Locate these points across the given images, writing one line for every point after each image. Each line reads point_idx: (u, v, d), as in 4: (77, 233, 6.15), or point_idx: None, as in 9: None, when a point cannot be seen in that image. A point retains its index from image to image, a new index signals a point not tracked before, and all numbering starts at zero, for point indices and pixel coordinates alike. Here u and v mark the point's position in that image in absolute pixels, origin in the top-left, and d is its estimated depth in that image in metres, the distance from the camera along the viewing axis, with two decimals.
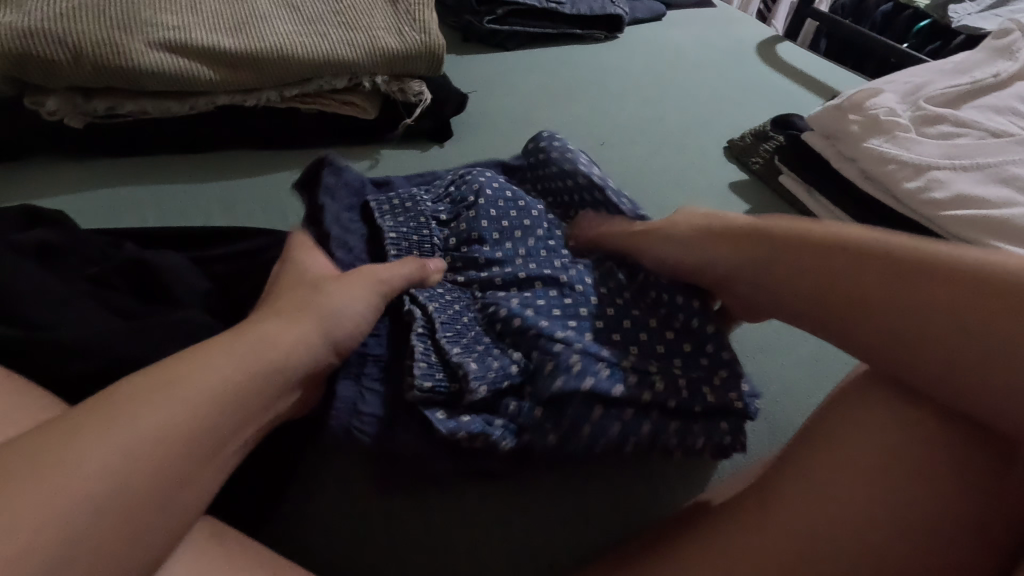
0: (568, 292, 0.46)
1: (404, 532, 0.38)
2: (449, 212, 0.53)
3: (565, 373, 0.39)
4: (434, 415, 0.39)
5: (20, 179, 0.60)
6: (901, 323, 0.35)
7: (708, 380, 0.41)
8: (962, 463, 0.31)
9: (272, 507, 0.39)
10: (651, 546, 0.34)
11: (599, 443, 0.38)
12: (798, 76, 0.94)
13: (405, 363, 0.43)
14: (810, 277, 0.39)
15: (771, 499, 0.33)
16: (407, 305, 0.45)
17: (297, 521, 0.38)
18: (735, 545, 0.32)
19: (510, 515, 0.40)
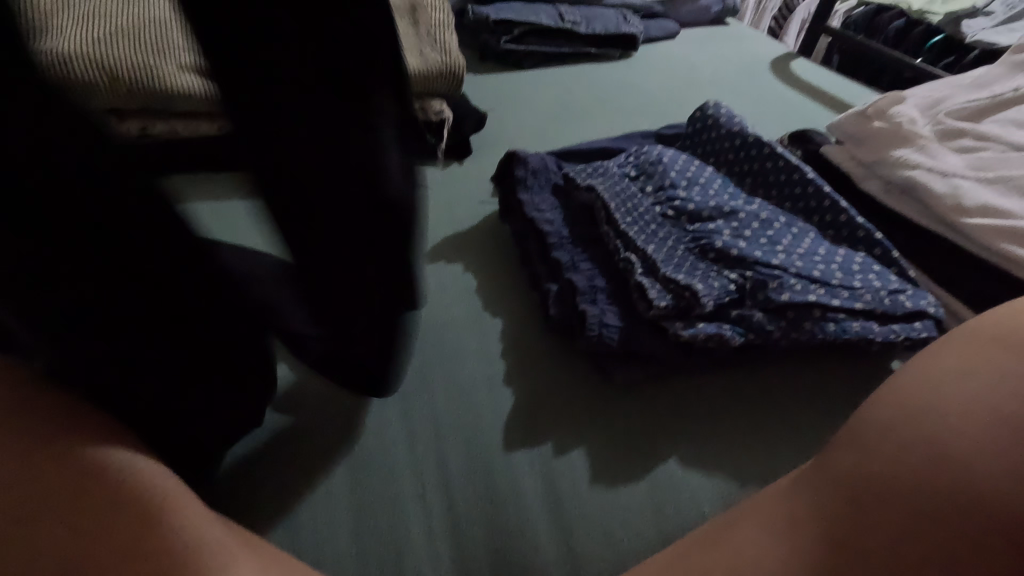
0: (736, 226, 0.51)
1: (426, 530, 0.40)
2: (573, 177, 0.59)
3: (726, 325, 0.46)
4: (605, 361, 0.47)
5: None
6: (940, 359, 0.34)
7: (855, 291, 0.47)
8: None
9: (297, 508, 0.40)
10: (684, 558, 0.35)
11: (732, 337, 0.46)
12: (813, 93, 0.94)
13: (576, 312, 0.50)
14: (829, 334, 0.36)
15: (773, 508, 0.36)
16: (556, 256, 0.54)
17: (319, 524, 0.40)
18: (757, 550, 0.33)
19: (530, 517, 0.41)
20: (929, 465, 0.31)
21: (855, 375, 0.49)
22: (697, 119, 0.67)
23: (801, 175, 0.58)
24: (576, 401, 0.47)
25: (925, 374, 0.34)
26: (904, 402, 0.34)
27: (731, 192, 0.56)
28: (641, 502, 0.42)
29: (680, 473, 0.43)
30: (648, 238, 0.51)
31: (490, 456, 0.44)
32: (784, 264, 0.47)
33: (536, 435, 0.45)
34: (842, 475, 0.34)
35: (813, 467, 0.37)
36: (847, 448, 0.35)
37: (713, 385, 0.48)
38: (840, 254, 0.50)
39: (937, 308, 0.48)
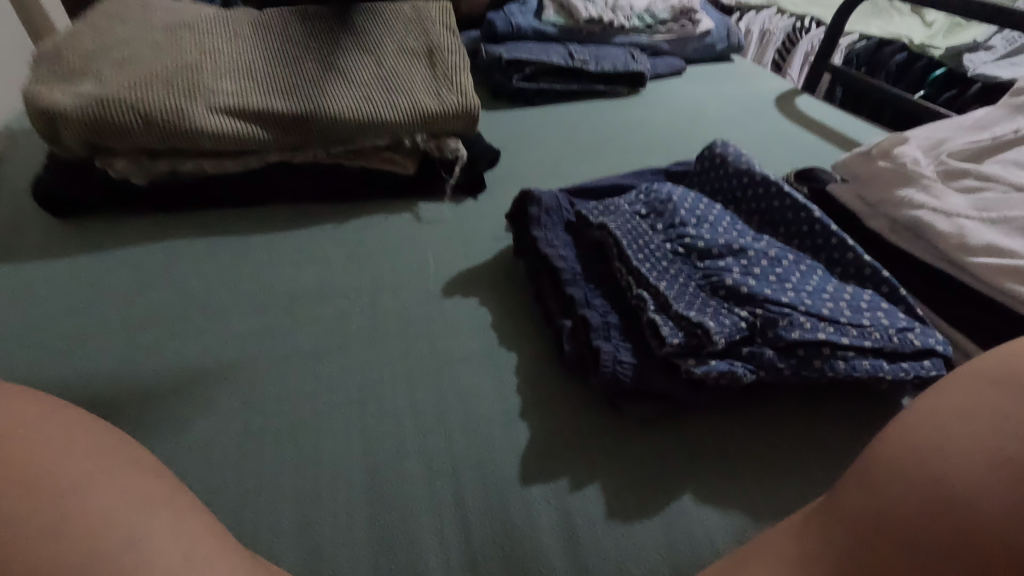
0: (746, 264, 0.53)
1: (444, 563, 0.41)
2: (586, 212, 0.61)
3: (736, 363, 0.47)
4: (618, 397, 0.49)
5: (101, 231, 0.67)
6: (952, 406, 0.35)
7: (865, 329, 0.48)
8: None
9: (319, 541, 0.41)
10: None
11: (740, 373, 0.47)
12: (817, 129, 0.97)
13: (588, 349, 0.51)
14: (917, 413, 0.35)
15: (783, 547, 0.36)
16: (570, 293, 0.55)
17: (338, 558, 0.41)
18: None
19: (546, 552, 0.41)
20: (933, 498, 0.32)
21: (863, 411, 0.50)
22: (705, 158, 0.69)
23: (810, 214, 0.59)
24: (590, 437, 0.48)
25: (929, 414, 0.35)
26: (910, 441, 0.34)
27: (739, 229, 0.58)
28: (656, 538, 0.42)
29: (695, 509, 0.44)
30: (660, 275, 0.53)
31: (507, 490, 0.45)
32: (793, 302, 0.49)
33: (553, 471, 0.46)
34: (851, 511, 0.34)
35: (821, 504, 0.38)
36: (853, 486, 0.36)
37: (725, 421, 0.49)
38: (848, 292, 0.51)
39: (944, 345, 0.49)
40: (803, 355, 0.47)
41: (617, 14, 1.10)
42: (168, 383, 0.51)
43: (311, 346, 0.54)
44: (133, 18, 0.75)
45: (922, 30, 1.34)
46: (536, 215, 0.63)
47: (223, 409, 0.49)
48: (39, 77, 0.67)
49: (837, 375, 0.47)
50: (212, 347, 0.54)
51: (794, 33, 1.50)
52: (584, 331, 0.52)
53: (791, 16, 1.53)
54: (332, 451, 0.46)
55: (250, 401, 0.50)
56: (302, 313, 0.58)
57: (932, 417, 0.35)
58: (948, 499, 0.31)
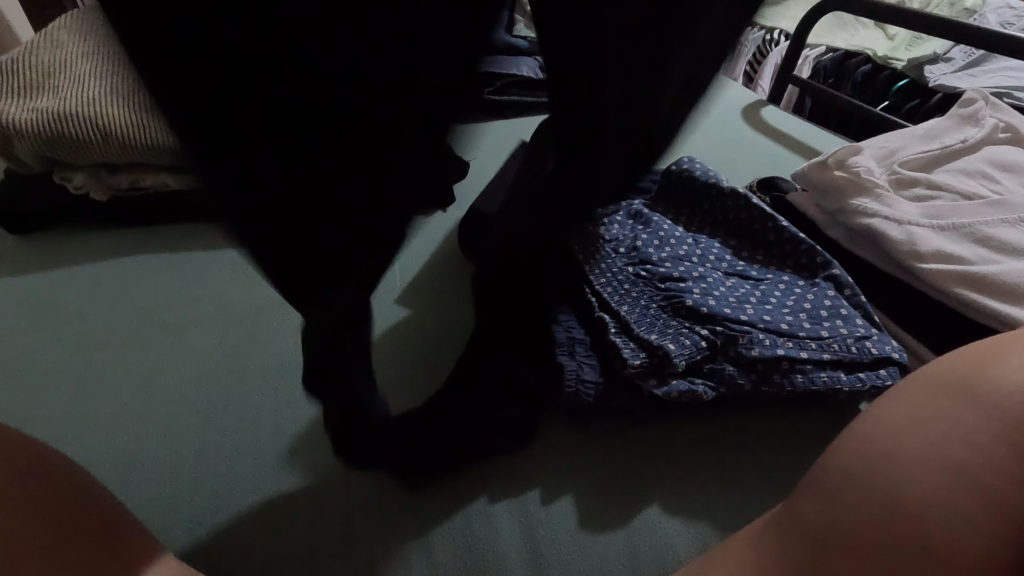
0: (709, 285, 0.53)
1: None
2: None
3: (696, 381, 0.48)
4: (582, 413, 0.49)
5: (60, 247, 0.66)
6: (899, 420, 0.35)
7: (824, 343, 0.49)
8: (970, 519, 0.30)
9: (277, 561, 0.41)
10: None
11: (701, 391, 0.47)
12: (782, 139, 0.99)
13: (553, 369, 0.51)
14: (871, 436, 0.35)
15: (737, 559, 0.37)
16: None
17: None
18: None
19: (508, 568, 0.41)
20: (882, 507, 0.32)
21: (823, 416, 0.51)
22: (671, 173, 0.67)
23: (770, 223, 0.60)
24: (554, 451, 0.48)
25: (884, 421, 0.36)
26: (863, 449, 0.35)
27: (701, 250, 0.59)
28: (618, 549, 0.42)
29: (659, 519, 0.44)
30: (623, 296, 0.54)
31: (469, 506, 0.44)
32: (752, 318, 0.50)
33: (517, 485, 0.46)
34: (807, 521, 0.35)
35: (778, 511, 0.38)
36: (807, 493, 0.36)
37: (691, 433, 0.49)
38: (807, 306, 0.52)
39: (900, 352, 0.50)
40: (762, 370, 0.48)
41: None
42: (124, 405, 0.50)
43: (273, 363, 0.54)
44: None
45: (883, 44, 1.39)
46: None
47: (182, 430, 0.48)
48: None
49: (797, 390, 0.48)
50: (172, 366, 0.54)
51: (763, 46, 1.53)
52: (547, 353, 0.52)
53: (760, 29, 1.57)
54: (293, 470, 0.46)
55: (210, 422, 0.49)
56: (266, 329, 0.58)
57: (886, 421, 0.36)
58: (895, 508, 0.32)
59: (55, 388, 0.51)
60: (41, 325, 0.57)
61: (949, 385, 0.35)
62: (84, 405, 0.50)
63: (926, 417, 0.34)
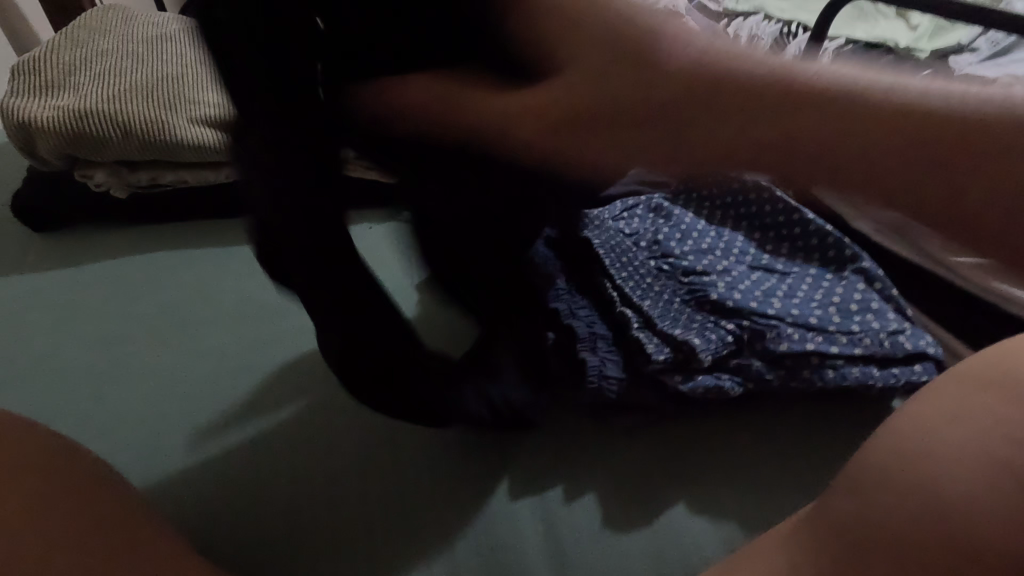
0: (734, 280, 0.52)
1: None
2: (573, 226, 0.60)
3: (723, 377, 0.47)
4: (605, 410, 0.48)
5: (81, 245, 0.67)
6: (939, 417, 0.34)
7: (855, 337, 0.47)
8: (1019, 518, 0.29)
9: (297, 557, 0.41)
10: None
11: (727, 387, 0.46)
12: None
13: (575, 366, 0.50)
14: (909, 433, 0.34)
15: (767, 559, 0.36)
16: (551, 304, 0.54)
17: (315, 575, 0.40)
18: None
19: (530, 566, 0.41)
20: (932, 509, 0.30)
21: (853, 413, 0.49)
22: None
23: (796, 216, 0.59)
24: (578, 448, 0.47)
25: (924, 415, 0.34)
26: (906, 446, 0.33)
27: (724, 244, 0.58)
28: (643, 548, 0.41)
29: (686, 518, 0.43)
30: (645, 290, 0.53)
31: (490, 503, 0.44)
32: (779, 313, 0.48)
33: (543, 482, 0.45)
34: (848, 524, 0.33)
35: (811, 511, 0.37)
36: (847, 498, 0.34)
37: (720, 430, 0.48)
38: (837, 299, 0.51)
39: (935, 348, 0.48)
40: (791, 365, 0.47)
41: None
42: (146, 400, 0.50)
43: (292, 359, 0.54)
44: (113, 32, 0.75)
45: (906, 33, 1.35)
46: None
47: (201, 425, 0.48)
48: (16, 90, 0.66)
49: (826, 386, 0.46)
50: (192, 361, 0.54)
51: (781, 38, 1.51)
52: (569, 350, 0.51)
53: (778, 21, 1.54)
54: (313, 463, 0.46)
55: (230, 415, 0.49)
56: (284, 325, 0.58)
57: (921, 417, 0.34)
58: (948, 507, 0.30)
59: (77, 382, 0.51)
60: (64, 321, 0.57)
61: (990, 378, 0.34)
62: (106, 399, 0.50)
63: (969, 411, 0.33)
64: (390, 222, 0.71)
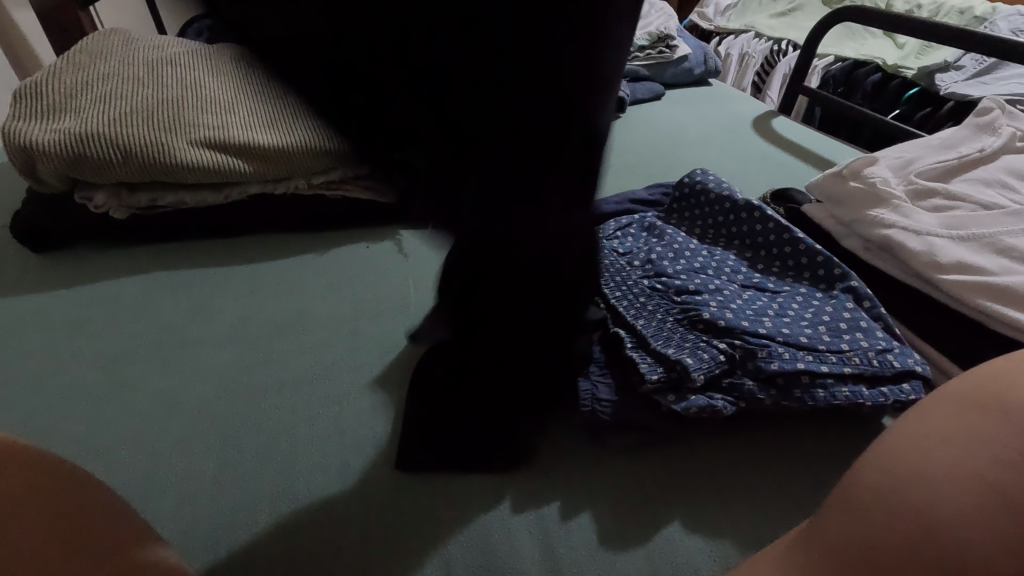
0: (727, 301, 0.53)
1: None
2: None
3: (715, 397, 0.47)
4: (603, 430, 0.48)
5: (82, 263, 0.68)
6: (929, 435, 0.35)
7: (846, 358, 0.48)
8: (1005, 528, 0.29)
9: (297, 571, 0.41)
10: None
11: (720, 406, 0.47)
12: (794, 150, 0.99)
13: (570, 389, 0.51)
14: (901, 449, 0.35)
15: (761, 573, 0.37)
16: None
17: None
18: None
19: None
20: (911, 531, 0.31)
21: (845, 432, 0.50)
22: (684, 185, 0.69)
23: (786, 235, 0.60)
24: (572, 466, 0.48)
25: (909, 438, 0.35)
26: (889, 471, 0.34)
27: (716, 262, 0.60)
28: (639, 565, 0.42)
29: (681, 537, 0.43)
30: (639, 310, 0.54)
31: (486, 520, 0.44)
32: (770, 332, 0.49)
33: (540, 498, 0.46)
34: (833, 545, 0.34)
35: (806, 529, 0.38)
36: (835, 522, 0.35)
37: (713, 450, 0.49)
38: (829, 320, 0.51)
39: (923, 366, 0.49)
40: (780, 385, 0.47)
41: None
42: (144, 419, 0.51)
43: (292, 379, 0.55)
44: (114, 56, 0.76)
45: (894, 52, 1.38)
46: None
47: (200, 445, 0.49)
48: (18, 112, 0.67)
49: (818, 407, 0.47)
50: (191, 382, 0.54)
51: (771, 56, 1.54)
52: None
53: (768, 40, 1.57)
54: (312, 482, 0.46)
55: (230, 435, 0.50)
56: (283, 345, 0.58)
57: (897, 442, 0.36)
58: (922, 526, 0.31)
59: (77, 404, 0.52)
60: (63, 342, 0.58)
61: (976, 394, 0.35)
62: (104, 419, 0.50)
63: (959, 424, 0.34)
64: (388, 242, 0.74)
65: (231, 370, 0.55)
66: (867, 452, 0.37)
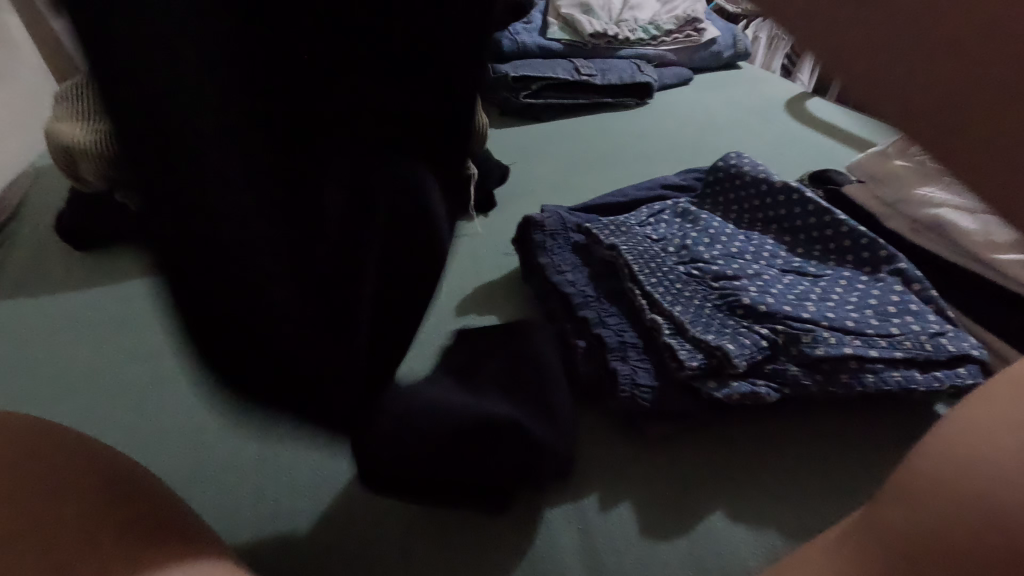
0: (768, 286, 0.52)
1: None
2: (597, 229, 0.60)
3: (758, 383, 0.46)
4: (642, 419, 0.47)
5: (124, 259, 0.69)
6: (992, 418, 0.33)
7: (897, 342, 0.46)
8: None
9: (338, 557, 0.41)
10: None
11: (763, 392, 0.46)
12: (831, 131, 0.96)
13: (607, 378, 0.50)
14: (963, 434, 0.33)
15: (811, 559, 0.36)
16: (578, 311, 0.54)
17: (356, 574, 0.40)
18: None
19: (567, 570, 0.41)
20: (972, 507, 0.30)
21: (893, 419, 0.48)
22: (718, 169, 0.67)
23: (828, 216, 0.58)
24: (608, 454, 0.47)
25: (971, 423, 0.34)
26: (950, 456, 0.33)
27: (754, 246, 0.58)
28: (682, 557, 0.41)
29: (725, 527, 0.42)
30: (675, 296, 0.53)
31: (523, 509, 0.44)
32: (815, 316, 0.48)
33: (578, 489, 0.45)
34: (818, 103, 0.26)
35: (859, 518, 0.36)
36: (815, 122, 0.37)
37: (755, 437, 0.47)
38: (877, 303, 0.49)
39: (980, 350, 0.47)
40: (826, 371, 0.46)
41: (623, 27, 1.12)
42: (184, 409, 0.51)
43: None
44: None
45: None
46: (541, 220, 0.63)
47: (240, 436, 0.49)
48: (58, 113, 0.69)
49: (868, 393, 0.45)
50: None
51: None
52: (599, 360, 0.51)
53: None
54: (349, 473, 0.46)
55: None
56: None
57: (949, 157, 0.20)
58: (989, 506, 0.30)
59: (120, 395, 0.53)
60: (107, 336, 0.59)
61: None
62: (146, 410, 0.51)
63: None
64: None
65: None
66: (923, 439, 0.36)
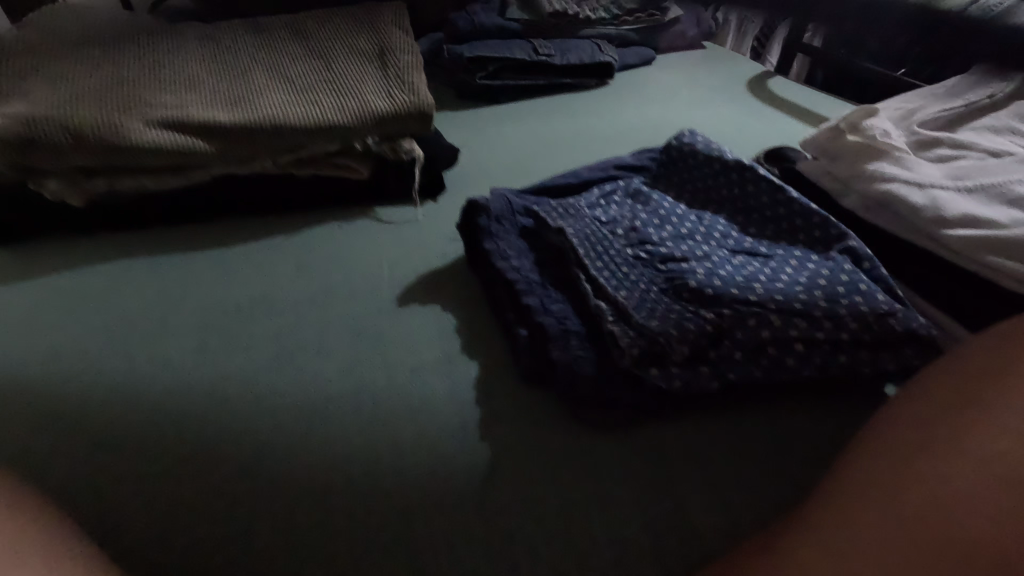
0: (716, 268, 0.50)
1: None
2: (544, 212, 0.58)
3: (702, 370, 0.44)
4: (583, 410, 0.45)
5: (45, 253, 0.65)
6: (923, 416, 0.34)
7: (844, 323, 0.44)
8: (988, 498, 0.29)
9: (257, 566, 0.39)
10: None
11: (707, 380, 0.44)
12: (794, 110, 0.94)
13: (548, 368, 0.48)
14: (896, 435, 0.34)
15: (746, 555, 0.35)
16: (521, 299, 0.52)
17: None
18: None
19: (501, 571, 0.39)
20: (901, 499, 0.31)
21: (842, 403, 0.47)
22: (671, 148, 0.65)
23: (781, 195, 0.56)
24: (548, 447, 0.45)
25: None
26: (880, 449, 0.34)
27: (705, 227, 0.56)
28: (621, 554, 0.39)
29: (667, 521, 0.40)
30: (622, 280, 0.50)
31: (456, 508, 0.42)
32: (761, 298, 0.46)
33: (516, 486, 0.43)
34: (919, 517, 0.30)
35: (800, 509, 0.35)
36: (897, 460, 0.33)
37: (700, 425, 0.46)
38: (826, 283, 0.48)
39: (928, 329, 0.45)
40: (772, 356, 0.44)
41: (583, 6, 1.08)
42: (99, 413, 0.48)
43: (256, 367, 0.52)
44: (67, 36, 0.73)
45: None
46: (485, 203, 0.60)
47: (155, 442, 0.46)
48: None
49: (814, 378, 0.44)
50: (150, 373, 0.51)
51: None
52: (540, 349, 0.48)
53: None
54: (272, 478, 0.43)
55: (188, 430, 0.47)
56: (248, 331, 0.55)
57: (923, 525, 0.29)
58: (923, 493, 0.30)
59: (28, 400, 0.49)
60: (15, 338, 0.55)
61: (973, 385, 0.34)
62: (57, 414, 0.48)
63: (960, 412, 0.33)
64: (363, 220, 0.71)
65: (192, 358, 0.53)
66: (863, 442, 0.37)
